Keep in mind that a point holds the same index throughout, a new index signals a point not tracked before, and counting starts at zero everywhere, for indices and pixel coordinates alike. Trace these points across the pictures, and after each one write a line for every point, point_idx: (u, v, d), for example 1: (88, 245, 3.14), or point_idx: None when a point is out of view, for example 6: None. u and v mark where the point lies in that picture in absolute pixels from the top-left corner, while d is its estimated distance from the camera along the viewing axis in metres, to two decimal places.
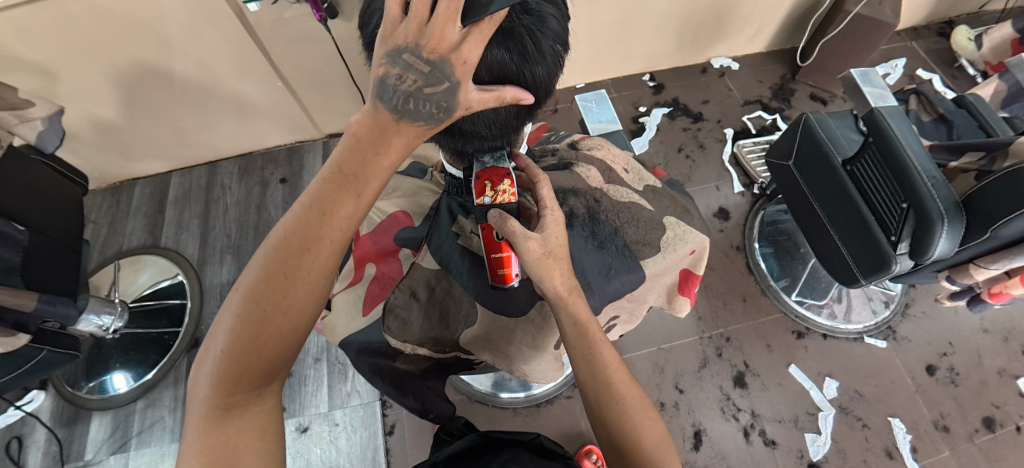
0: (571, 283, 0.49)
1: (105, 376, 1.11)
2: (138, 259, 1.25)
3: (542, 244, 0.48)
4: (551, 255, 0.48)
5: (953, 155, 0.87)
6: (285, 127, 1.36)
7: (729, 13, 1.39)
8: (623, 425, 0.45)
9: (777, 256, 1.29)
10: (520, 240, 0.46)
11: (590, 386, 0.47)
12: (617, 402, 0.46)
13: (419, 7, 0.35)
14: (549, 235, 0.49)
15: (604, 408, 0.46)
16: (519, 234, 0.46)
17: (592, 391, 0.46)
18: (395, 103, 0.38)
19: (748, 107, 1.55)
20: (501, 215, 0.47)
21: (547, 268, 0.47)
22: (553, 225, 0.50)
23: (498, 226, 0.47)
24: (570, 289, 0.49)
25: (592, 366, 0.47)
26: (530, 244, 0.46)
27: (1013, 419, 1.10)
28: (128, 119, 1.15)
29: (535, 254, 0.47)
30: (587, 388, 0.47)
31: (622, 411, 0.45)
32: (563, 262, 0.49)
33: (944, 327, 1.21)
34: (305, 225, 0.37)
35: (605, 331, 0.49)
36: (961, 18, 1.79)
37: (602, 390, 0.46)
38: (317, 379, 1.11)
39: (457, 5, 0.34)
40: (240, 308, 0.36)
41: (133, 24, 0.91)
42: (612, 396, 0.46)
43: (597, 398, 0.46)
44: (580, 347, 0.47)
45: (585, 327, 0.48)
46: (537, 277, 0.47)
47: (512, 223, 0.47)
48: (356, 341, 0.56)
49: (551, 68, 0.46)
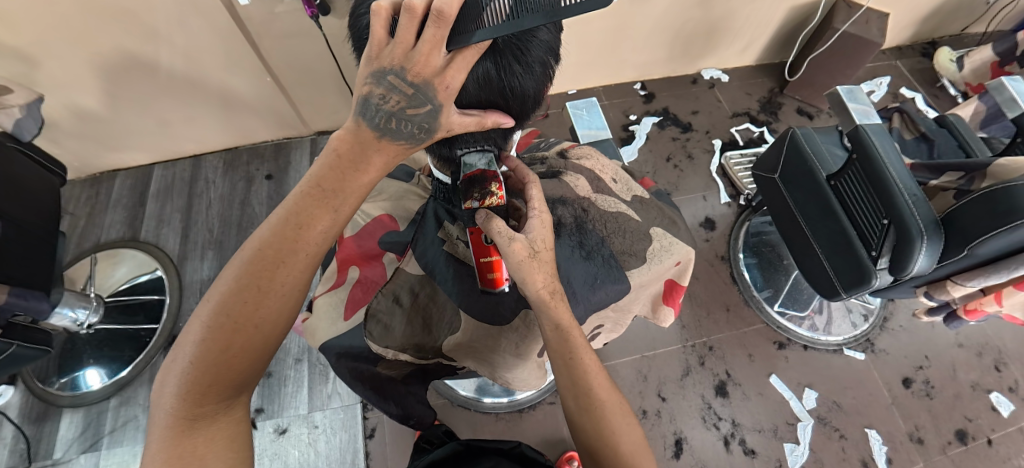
0: (555, 286, 0.49)
1: (78, 372, 1.08)
2: (116, 252, 1.22)
3: (527, 246, 0.48)
4: (537, 256, 0.48)
5: (934, 173, 0.89)
6: (274, 124, 1.34)
7: (720, 26, 1.41)
8: (601, 430, 0.45)
9: (761, 267, 1.31)
10: (504, 241, 0.47)
11: (570, 393, 0.47)
12: (596, 407, 0.45)
13: (405, 30, 0.32)
14: (534, 237, 0.49)
15: (583, 414, 0.46)
16: (503, 234, 0.47)
17: (571, 396, 0.46)
18: (378, 122, 0.37)
19: (736, 119, 1.57)
20: (487, 216, 0.48)
21: (530, 271, 0.47)
22: (540, 228, 0.49)
23: (482, 226, 0.48)
24: (552, 292, 0.48)
25: (573, 372, 0.46)
26: (514, 245, 0.47)
27: (984, 432, 1.13)
28: (111, 110, 1.13)
29: (519, 254, 0.47)
30: (567, 394, 0.47)
31: (600, 417, 0.45)
32: (547, 265, 0.49)
33: (921, 341, 1.24)
34: (280, 238, 0.36)
35: (587, 338, 0.49)
36: (944, 39, 1.84)
37: (581, 396, 0.46)
38: (298, 379, 1.09)
39: (444, 32, 0.32)
40: (210, 319, 0.35)
41: (119, 13, 0.90)
42: (591, 401, 0.45)
43: (576, 404, 0.46)
44: (562, 353, 0.47)
45: (566, 331, 0.47)
46: (520, 279, 0.47)
47: (497, 222, 0.48)
48: (336, 345, 0.55)
49: (538, 79, 0.46)
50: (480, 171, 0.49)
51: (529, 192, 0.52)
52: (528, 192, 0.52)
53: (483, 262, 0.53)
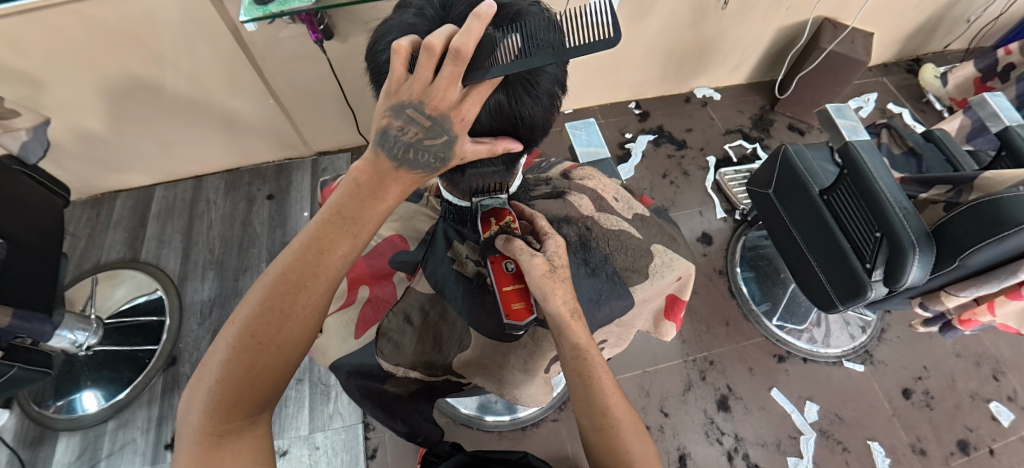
0: (573, 305, 0.50)
1: (75, 395, 1.07)
2: (116, 273, 1.23)
3: (547, 262, 0.50)
4: (556, 274, 0.50)
5: (923, 188, 0.93)
6: (276, 145, 1.37)
7: (711, 46, 1.46)
8: (615, 450, 0.45)
9: (758, 280, 1.33)
10: (527, 257, 0.48)
11: (585, 412, 0.47)
12: (611, 427, 0.46)
13: (423, 68, 0.35)
14: (552, 254, 0.51)
15: (598, 433, 0.46)
16: (524, 251, 0.48)
17: (586, 415, 0.47)
18: (396, 152, 0.39)
19: (730, 135, 1.61)
20: (506, 239, 0.50)
21: (551, 287, 0.49)
22: (555, 247, 0.51)
23: (503, 248, 0.50)
24: (571, 311, 0.50)
25: (590, 393, 0.47)
26: (535, 261, 0.48)
27: (986, 442, 1.13)
28: (115, 132, 1.15)
29: (541, 270, 0.48)
30: (582, 413, 0.48)
31: (615, 435, 0.45)
32: (566, 282, 0.50)
33: (919, 352, 1.26)
34: (303, 262, 0.38)
35: (604, 358, 0.50)
36: (928, 56, 1.90)
37: (596, 415, 0.46)
38: (298, 399, 1.08)
39: (460, 69, 0.34)
40: (235, 340, 0.36)
41: (127, 37, 0.92)
42: (606, 421, 0.46)
43: (591, 423, 0.47)
44: (580, 374, 0.48)
45: (584, 350, 0.49)
46: (541, 296, 0.49)
47: (516, 242, 0.49)
48: (347, 364, 0.55)
49: (545, 108, 0.48)
50: (495, 209, 0.54)
51: (536, 222, 0.54)
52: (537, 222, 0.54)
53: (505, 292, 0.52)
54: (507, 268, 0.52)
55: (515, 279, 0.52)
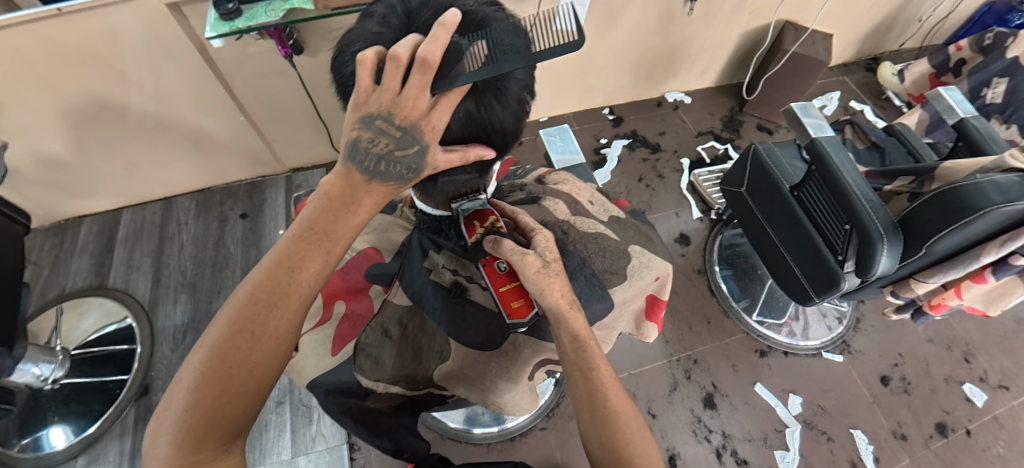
0: (571, 298, 0.50)
1: (41, 431, 1.02)
2: (82, 302, 1.17)
3: (539, 259, 0.49)
4: (550, 269, 0.50)
5: (889, 179, 0.97)
6: (247, 163, 1.34)
7: (680, 51, 1.49)
8: (615, 445, 0.42)
9: (736, 277, 1.35)
10: (518, 257, 0.49)
11: (585, 405, 0.45)
12: (612, 420, 0.44)
13: (391, 78, 0.34)
14: (542, 249, 0.51)
15: (599, 428, 0.43)
16: (515, 251, 0.49)
17: (586, 409, 0.45)
18: (367, 165, 0.38)
19: (702, 137, 1.65)
20: (495, 240, 0.51)
21: (548, 282, 0.49)
22: (545, 242, 0.52)
23: (493, 250, 0.51)
24: (570, 304, 0.50)
25: (590, 385, 0.46)
26: (528, 259, 0.48)
27: (962, 423, 1.17)
28: (78, 154, 1.11)
29: (534, 267, 0.48)
30: (582, 407, 0.45)
31: (617, 429, 0.43)
32: (561, 277, 0.50)
33: (894, 339, 1.29)
34: (274, 281, 0.37)
35: (603, 350, 0.49)
36: (885, 55, 1.98)
37: (596, 408, 0.44)
38: (279, 423, 1.05)
39: (429, 78, 0.34)
40: (204, 365, 0.34)
41: (88, 56, 0.89)
42: (607, 414, 0.44)
43: (591, 418, 0.44)
44: (579, 364, 0.47)
45: (583, 341, 0.48)
46: (538, 292, 0.49)
47: (506, 243, 0.50)
48: (325, 382, 0.53)
49: (515, 114, 0.47)
50: (478, 210, 0.56)
51: (521, 219, 0.56)
52: (522, 219, 0.55)
53: (502, 291, 0.54)
54: (501, 268, 0.54)
55: (510, 278, 0.54)
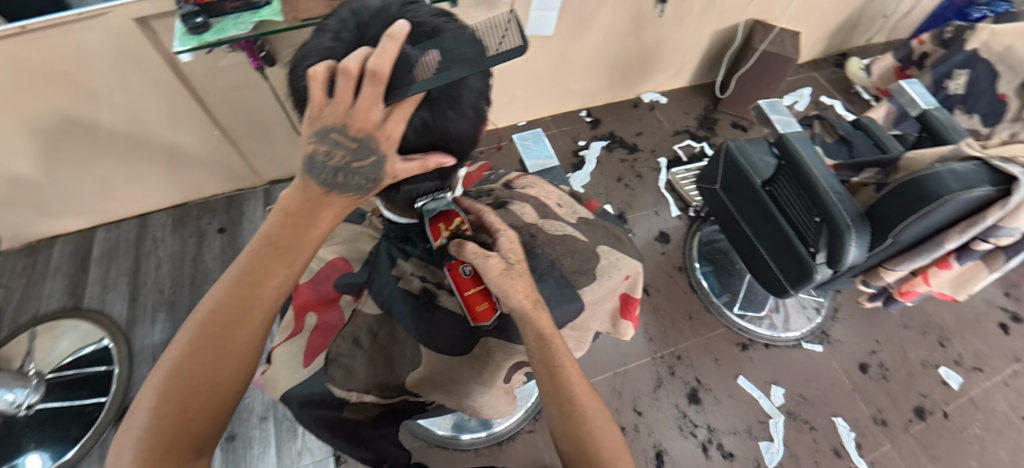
0: (535, 296, 0.51)
1: (16, 460, 0.98)
2: (56, 324, 1.14)
3: (502, 261, 0.51)
4: (513, 271, 0.51)
5: (855, 172, 0.99)
6: (223, 176, 1.32)
7: (653, 52, 1.52)
8: (582, 438, 0.44)
9: (716, 273, 1.38)
10: (481, 259, 0.50)
11: (553, 400, 0.46)
12: (578, 414, 0.45)
13: (343, 91, 0.35)
14: (505, 250, 0.52)
15: (565, 421, 0.45)
16: (478, 254, 0.50)
17: (554, 404, 0.46)
18: (325, 178, 0.39)
19: (678, 136, 1.68)
20: (457, 243, 0.52)
21: (511, 284, 0.50)
22: (508, 243, 0.53)
23: (457, 253, 0.51)
24: (534, 303, 0.51)
25: (556, 381, 0.47)
26: (490, 262, 0.50)
27: (939, 406, 1.20)
28: (47, 174, 1.08)
29: (496, 269, 0.50)
30: (550, 402, 0.47)
31: (583, 422, 0.45)
32: (524, 278, 0.51)
33: (870, 327, 1.33)
34: (236, 296, 0.37)
35: (568, 346, 0.50)
36: (852, 51, 2.04)
37: (563, 403, 0.46)
38: (264, 439, 1.04)
39: (381, 89, 0.35)
40: (164, 384, 0.34)
41: (55, 74, 0.88)
42: (573, 408, 0.45)
43: (559, 412, 0.46)
44: (544, 361, 0.48)
45: (548, 338, 0.49)
46: (502, 294, 0.49)
47: (469, 245, 0.51)
48: (298, 395, 0.53)
49: (473, 122, 0.47)
50: (442, 211, 0.54)
51: (487, 219, 0.57)
52: (487, 219, 0.57)
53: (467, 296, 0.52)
54: (465, 272, 0.53)
55: (475, 281, 0.53)
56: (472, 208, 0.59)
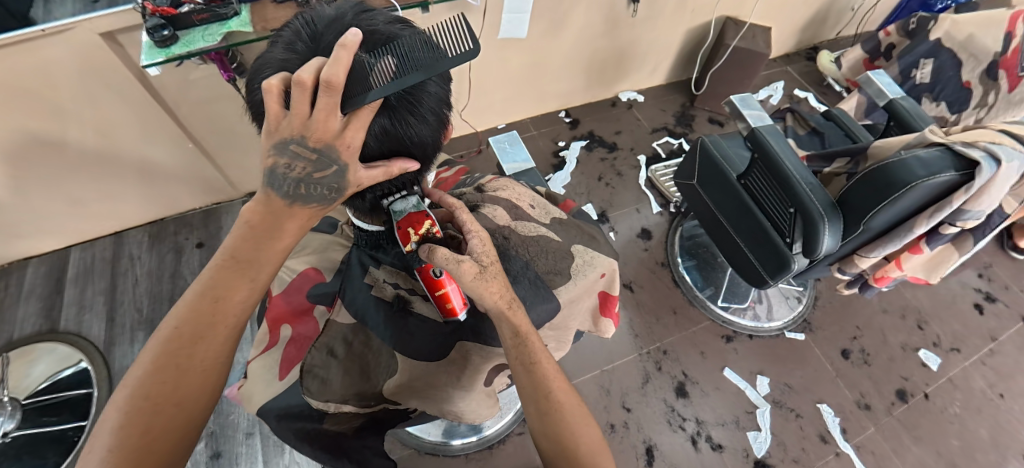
0: (510, 296, 0.51)
1: None
2: (30, 349, 1.11)
3: (475, 265, 0.50)
4: (486, 273, 0.50)
5: (827, 162, 1.02)
6: (200, 190, 1.30)
7: (628, 52, 1.54)
8: (560, 434, 0.45)
9: (699, 267, 1.40)
10: (453, 265, 0.48)
11: (530, 398, 0.47)
12: (556, 410, 0.46)
13: (299, 102, 0.35)
14: (478, 254, 0.52)
15: (543, 418, 0.46)
16: (450, 259, 0.48)
17: (532, 401, 0.47)
18: (287, 190, 0.39)
19: (657, 134, 1.70)
20: (428, 249, 0.49)
21: (486, 285, 0.49)
22: (480, 244, 0.53)
23: (428, 260, 0.49)
24: (509, 302, 0.51)
25: (534, 378, 0.47)
26: (463, 266, 0.48)
27: (920, 387, 1.23)
28: (15, 194, 1.06)
29: (470, 274, 0.49)
30: (528, 400, 0.47)
31: (561, 419, 0.45)
32: (498, 279, 0.51)
33: (850, 313, 1.35)
34: (198, 313, 0.37)
35: (544, 343, 0.51)
36: (823, 44, 2.09)
37: (541, 400, 0.46)
38: (251, 455, 1.02)
39: (336, 99, 0.35)
40: (127, 404, 0.34)
41: (21, 92, 0.85)
42: (551, 405, 0.46)
43: (537, 409, 0.46)
44: (521, 360, 0.48)
45: (524, 337, 0.49)
46: (476, 296, 0.50)
47: (441, 251, 0.49)
48: (275, 408, 0.53)
49: (434, 128, 0.47)
50: (410, 214, 0.51)
51: (459, 216, 0.55)
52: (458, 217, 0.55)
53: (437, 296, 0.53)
54: (436, 273, 0.52)
55: (446, 282, 0.53)
56: (443, 202, 0.57)
